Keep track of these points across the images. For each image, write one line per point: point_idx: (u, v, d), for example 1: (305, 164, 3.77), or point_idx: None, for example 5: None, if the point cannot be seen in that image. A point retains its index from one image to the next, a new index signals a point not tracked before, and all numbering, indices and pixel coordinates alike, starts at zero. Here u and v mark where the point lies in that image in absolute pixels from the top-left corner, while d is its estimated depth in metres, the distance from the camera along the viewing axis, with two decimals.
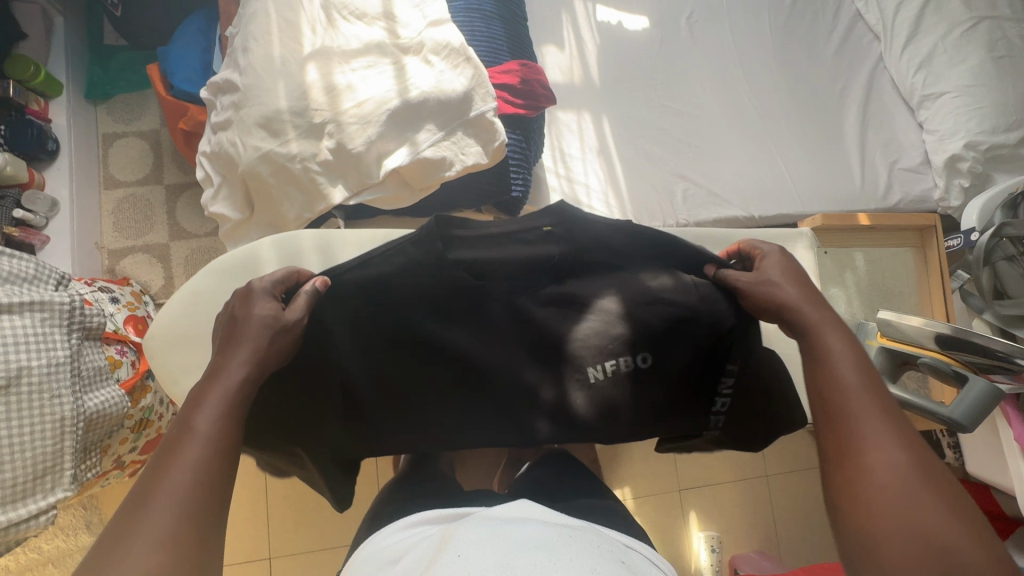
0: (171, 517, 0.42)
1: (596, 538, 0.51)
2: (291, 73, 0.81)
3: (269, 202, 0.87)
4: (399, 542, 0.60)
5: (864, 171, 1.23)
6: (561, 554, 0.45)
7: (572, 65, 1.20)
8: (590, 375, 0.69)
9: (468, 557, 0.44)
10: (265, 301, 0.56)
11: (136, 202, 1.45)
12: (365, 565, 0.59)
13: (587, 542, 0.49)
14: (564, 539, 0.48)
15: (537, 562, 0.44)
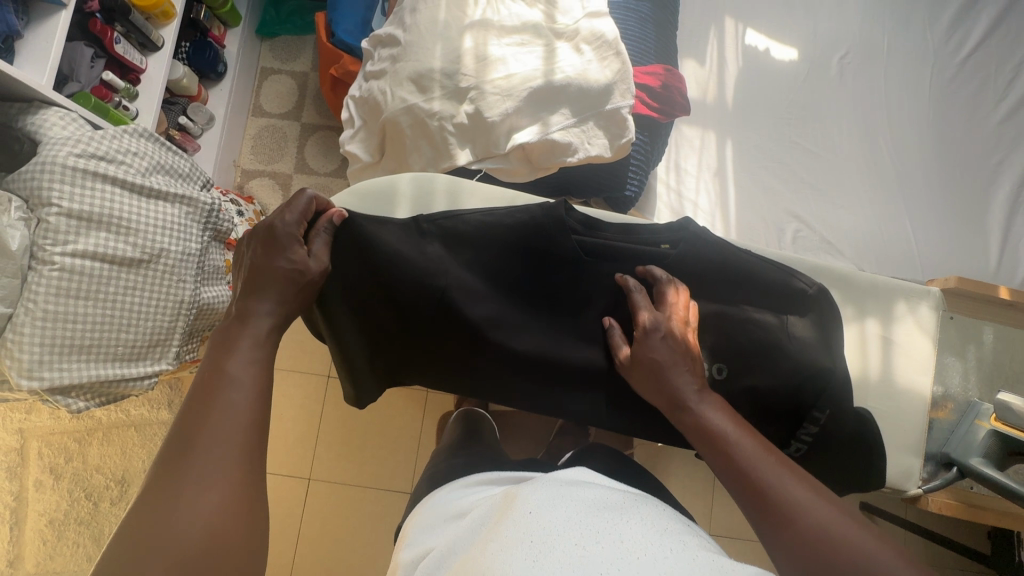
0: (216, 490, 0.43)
1: (666, 508, 0.52)
2: (450, 38, 0.87)
3: (400, 151, 0.94)
4: (463, 499, 0.64)
5: (1002, 254, 1.13)
6: (636, 515, 0.47)
7: (709, 82, 1.19)
8: None
9: (541, 509, 0.47)
10: (292, 248, 0.59)
11: (275, 132, 1.60)
12: (435, 513, 0.64)
13: (657, 511, 0.50)
14: (634, 505, 0.49)
15: (611, 520, 0.46)
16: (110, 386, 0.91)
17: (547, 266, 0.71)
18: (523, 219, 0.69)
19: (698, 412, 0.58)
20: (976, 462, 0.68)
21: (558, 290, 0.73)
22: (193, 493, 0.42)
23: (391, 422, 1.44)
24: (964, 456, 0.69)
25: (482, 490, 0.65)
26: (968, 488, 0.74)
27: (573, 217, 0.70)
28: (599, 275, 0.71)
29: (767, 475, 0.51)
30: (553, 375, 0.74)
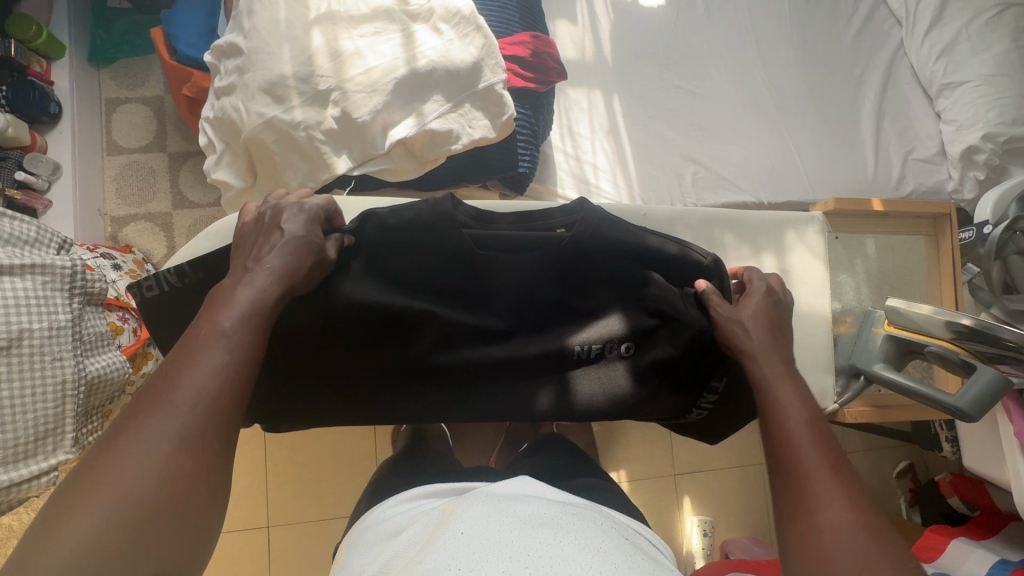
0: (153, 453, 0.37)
1: (605, 520, 0.54)
2: (296, 37, 0.79)
3: (272, 170, 0.85)
4: (400, 514, 0.61)
5: (877, 159, 1.21)
6: (566, 534, 0.47)
7: (585, 41, 1.17)
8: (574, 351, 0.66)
9: (474, 530, 0.47)
10: (302, 223, 0.54)
11: (139, 170, 1.43)
12: (367, 535, 0.60)
13: (597, 526, 0.51)
14: (577, 522, 0.50)
15: (548, 539, 0.46)
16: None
17: (441, 262, 0.64)
18: (405, 217, 0.63)
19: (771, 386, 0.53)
20: (879, 367, 0.66)
21: (456, 287, 0.65)
22: (129, 452, 0.37)
23: (340, 448, 1.37)
24: (868, 363, 0.68)
25: (421, 504, 0.63)
26: (877, 391, 0.79)
27: (463, 208, 0.65)
28: (497, 267, 0.65)
29: (815, 465, 0.46)
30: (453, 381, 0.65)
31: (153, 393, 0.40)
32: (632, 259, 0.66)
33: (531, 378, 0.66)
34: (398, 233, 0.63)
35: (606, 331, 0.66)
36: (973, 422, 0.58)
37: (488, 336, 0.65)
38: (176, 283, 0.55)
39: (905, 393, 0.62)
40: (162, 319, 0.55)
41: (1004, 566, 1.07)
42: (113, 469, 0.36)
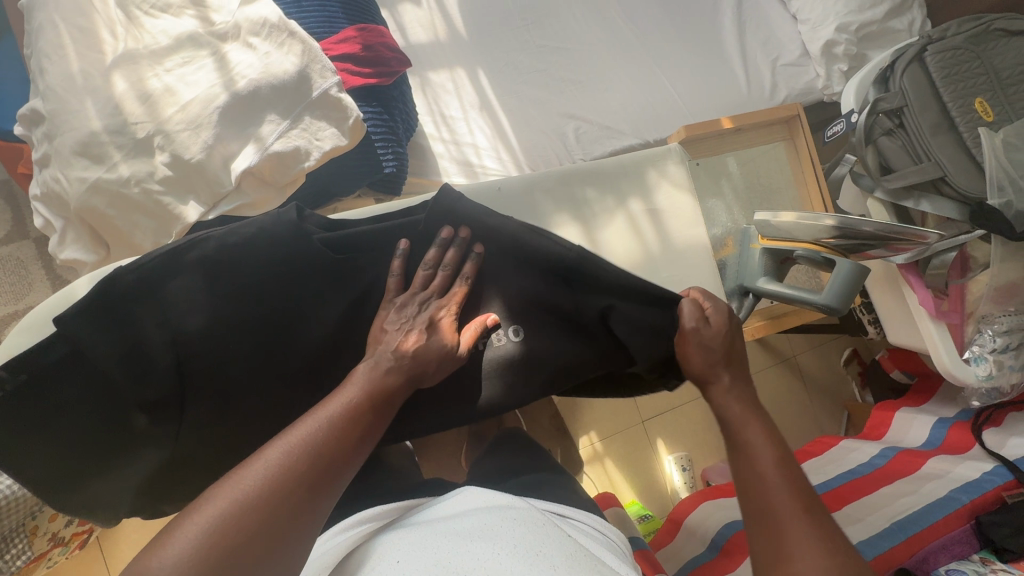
0: (221, 516, 0.37)
1: (536, 514, 0.51)
2: (98, 87, 0.72)
3: (119, 235, 0.78)
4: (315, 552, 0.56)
5: (748, 73, 1.22)
6: (505, 542, 0.44)
7: (434, 20, 1.12)
8: None
9: (404, 558, 0.43)
10: (442, 334, 0.56)
11: (4, 264, 1.31)
12: None
13: (531, 522, 0.49)
14: (513, 525, 0.47)
15: (483, 549, 0.43)
16: None
17: (296, 283, 0.56)
18: (242, 244, 0.54)
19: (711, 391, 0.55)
20: (763, 282, 0.65)
21: (316, 314, 0.57)
22: (203, 510, 0.37)
23: None
24: (752, 281, 0.67)
25: (338, 532, 0.58)
26: (769, 303, 0.80)
27: (311, 219, 0.58)
28: (360, 271, 0.58)
29: (759, 457, 0.49)
30: None
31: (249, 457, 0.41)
32: (505, 237, 0.62)
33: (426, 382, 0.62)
34: (236, 259, 0.54)
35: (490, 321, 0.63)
36: (841, 314, 0.60)
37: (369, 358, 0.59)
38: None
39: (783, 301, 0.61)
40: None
41: (943, 424, 1.11)
42: (191, 520, 0.36)
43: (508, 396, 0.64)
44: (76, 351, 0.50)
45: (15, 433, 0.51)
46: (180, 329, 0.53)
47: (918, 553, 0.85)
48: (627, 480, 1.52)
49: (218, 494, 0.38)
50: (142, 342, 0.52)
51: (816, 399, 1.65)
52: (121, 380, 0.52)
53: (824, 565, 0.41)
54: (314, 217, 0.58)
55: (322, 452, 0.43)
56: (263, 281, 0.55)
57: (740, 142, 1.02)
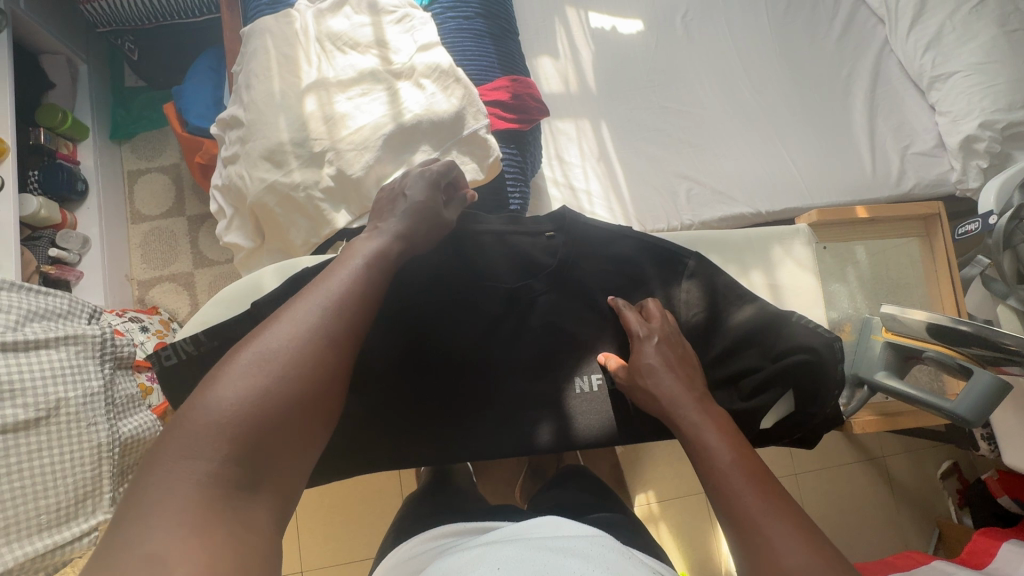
0: (191, 441, 0.40)
1: (613, 542, 0.54)
2: (291, 105, 0.85)
3: (277, 229, 0.89)
4: (425, 552, 0.64)
5: (874, 157, 1.20)
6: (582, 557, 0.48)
7: (568, 73, 1.21)
8: (576, 387, 0.66)
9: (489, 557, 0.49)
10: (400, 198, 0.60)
11: (161, 234, 1.52)
12: (400, 569, 0.64)
13: (614, 544, 0.53)
14: (595, 551, 0.50)
15: (569, 565, 0.47)
16: (49, 557, 0.94)
17: (440, 297, 0.64)
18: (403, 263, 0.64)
19: (696, 436, 0.54)
20: (882, 375, 0.67)
21: (452, 335, 0.65)
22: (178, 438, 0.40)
23: (366, 489, 1.36)
24: (870, 372, 0.69)
25: (444, 541, 0.66)
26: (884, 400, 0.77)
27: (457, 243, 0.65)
28: (495, 298, 0.65)
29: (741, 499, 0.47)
30: (459, 422, 0.64)
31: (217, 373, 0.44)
32: (625, 284, 0.68)
33: (543, 410, 0.65)
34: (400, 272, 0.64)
35: (607, 364, 0.67)
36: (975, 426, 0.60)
37: (501, 376, 0.65)
38: (191, 351, 0.62)
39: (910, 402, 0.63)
40: (179, 383, 0.62)
41: None
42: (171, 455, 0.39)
43: (621, 431, 0.65)
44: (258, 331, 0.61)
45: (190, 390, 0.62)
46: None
47: None
48: (679, 551, 1.45)
49: (209, 408, 0.41)
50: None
51: (903, 509, 1.52)
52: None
53: None
54: (465, 248, 0.65)
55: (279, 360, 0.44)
56: (418, 292, 0.63)
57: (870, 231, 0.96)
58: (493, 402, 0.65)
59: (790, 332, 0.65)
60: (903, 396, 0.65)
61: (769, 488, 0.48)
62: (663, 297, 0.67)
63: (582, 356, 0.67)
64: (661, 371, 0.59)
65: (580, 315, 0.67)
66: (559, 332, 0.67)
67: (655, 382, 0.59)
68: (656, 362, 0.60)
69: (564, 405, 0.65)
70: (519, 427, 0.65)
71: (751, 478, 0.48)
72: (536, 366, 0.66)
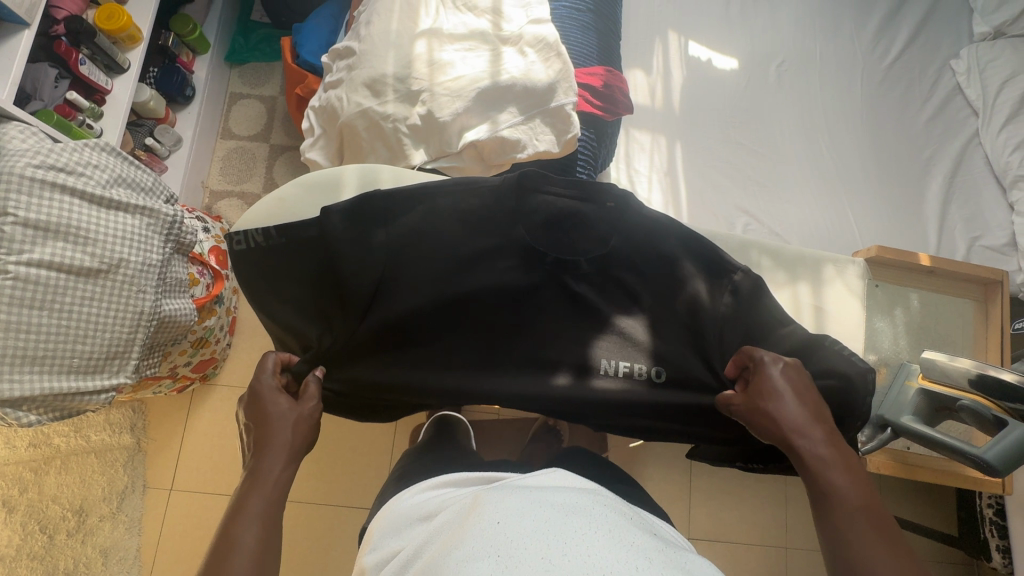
0: None
1: (611, 500, 0.56)
2: (402, 45, 0.92)
3: (358, 154, 0.96)
4: (426, 501, 0.66)
5: (940, 241, 1.19)
6: (586, 518, 0.50)
7: (655, 90, 1.25)
8: (602, 353, 0.71)
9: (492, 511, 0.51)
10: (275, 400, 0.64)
11: (243, 154, 1.63)
12: (398, 517, 0.66)
13: (610, 501, 0.55)
14: (594, 510, 0.52)
15: (575, 525, 0.48)
16: (67, 400, 0.96)
17: (498, 237, 0.71)
18: (478, 199, 0.70)
19: (820, 470, 0.58)
20: (908, 419, 0.68)
21: (496, 273, 0.71)
22: None
23: (360, 436, 1.39)
24: (896, 415, 0.69)
25: (444, 492, 0.68)
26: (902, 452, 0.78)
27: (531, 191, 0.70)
28: (545, 249, 0.71)
29: (860, 545, 0.53)
30: (486, 353, 0.71)
31: (220, 556, 0.52)
32: (670, 267, 0.71)
33: (564, 363, 0.71)
34: (474, 204, 0.70)
35: (636, 340, 0.72)
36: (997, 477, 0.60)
37: (532, 326, 0.72)
38: (264, 237, 0.69)
39: (936, 445, 0.63)
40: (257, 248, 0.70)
41: None
42: None
43: (633, 401, 0.69)
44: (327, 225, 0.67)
45: (262, 258, 0.70)
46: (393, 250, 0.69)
47: None
48: None
49: None
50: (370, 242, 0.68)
51: None
52: (346, 263, 0.67)
53: None
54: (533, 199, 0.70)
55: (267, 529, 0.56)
56: (482, 228, 0.71)
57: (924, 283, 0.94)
58: (520, 345, 0.71)
59: (817, 356, 0.67)
60: (927, 441, 0.65)
61: (890, 534, 0.53)
62: (699, 293, 0.71)
63: (610, 331, 0.72)
64: (789, 396, 0.61)
65: (615, 293, 0.73)
66: (593, 300, 0.72)
67: (779, 407, 0.61)
68: (781, 388, 0.62)
69: (586, 363, 0.70)
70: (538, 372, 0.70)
71: (875, 525, 0.54)
72: (567, 324, 0.72)
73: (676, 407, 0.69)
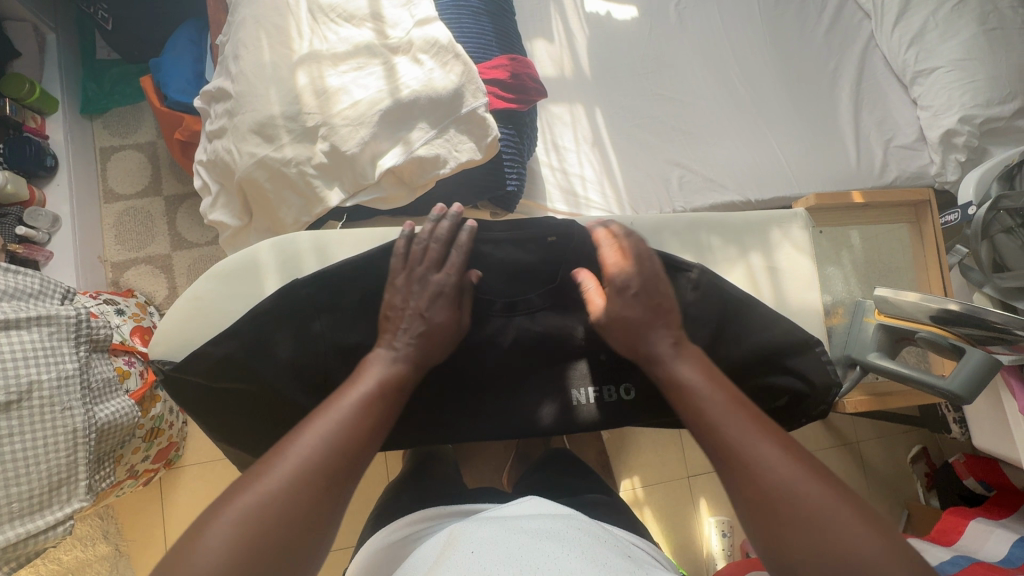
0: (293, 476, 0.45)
1: (586, 523, 0.55)
2: (282, 78, 0.82)
3: (267, 207, 0.87)
4: (406, 540, 0.64)
5: (859, 150, 1.22)
6: (570, 545, 0.49)
7: (563, 57, 1.20)
8: (580, 382, 0.71)
9: (466, 551, 0.49)
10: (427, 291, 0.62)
11: (137, 214, 1.46)
12: (377, 557, 0.63)
13: (585, 523, 0.55)
14: (573, 534, 0.52)
15: (547, 551, 0.48)
16: (18, 546, 0.85)
17: None
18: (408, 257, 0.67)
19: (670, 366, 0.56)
20: (874, 357, 0.73)
21: None
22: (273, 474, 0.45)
23: None
24: (863, 353, 0.75)
25: (426, 527, 0.66)
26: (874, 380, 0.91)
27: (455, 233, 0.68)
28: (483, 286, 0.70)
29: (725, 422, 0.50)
30: (457, 411, 0.68)
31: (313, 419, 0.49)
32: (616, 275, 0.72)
33: (542, 399, 0.70)
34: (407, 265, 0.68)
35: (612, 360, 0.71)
36: (965, 403, 0.65)
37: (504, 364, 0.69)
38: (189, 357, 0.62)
39: (904, 380, 0.68)
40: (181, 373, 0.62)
41: None
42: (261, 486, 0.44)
43: (624, 411, 0.70)
44: (258, 339, 0.62)
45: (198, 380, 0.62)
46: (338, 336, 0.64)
47: None
48: (662, 534, 1.45)
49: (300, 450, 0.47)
50: (310, 335, 0.63)
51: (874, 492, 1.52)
52: (281, 381, 0.62)
53: (847, 524, 0.42)
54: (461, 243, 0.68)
55: (366, 427, 0.50)
56: None
57: (862, 218, 1.03)
58: (491, 392, 0.69)
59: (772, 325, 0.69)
60: (895, 376, 0.70)
61: (768, 432, 0.49)
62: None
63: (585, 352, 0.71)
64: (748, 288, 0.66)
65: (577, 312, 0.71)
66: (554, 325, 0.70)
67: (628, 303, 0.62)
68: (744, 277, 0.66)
69: (563, 391, 0.71)
70: (514, 413, 0.69)
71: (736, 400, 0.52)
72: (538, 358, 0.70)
73: (660, 408, 0.71)
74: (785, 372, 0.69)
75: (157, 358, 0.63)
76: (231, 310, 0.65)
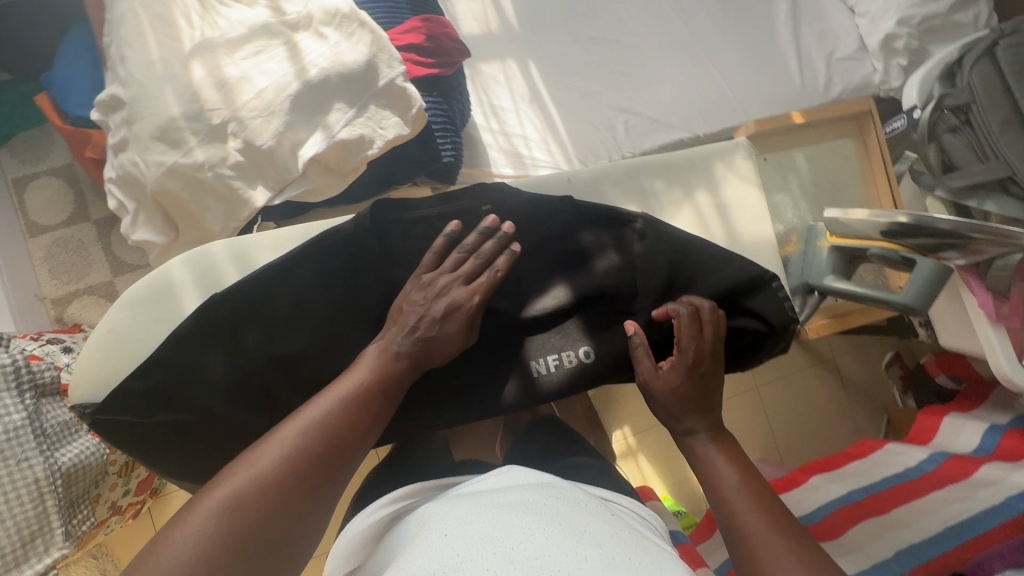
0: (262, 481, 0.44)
1: (575, 495, 0.53)
2: (176, 74, 0.75)
3: (189, 218, 0.81)
4: (390, 525, 0.60)
5: (802, 68, 1.19)
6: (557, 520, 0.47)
7: (487, 11, 1.13)
8: (538, 353, 0.68)
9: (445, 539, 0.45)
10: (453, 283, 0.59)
11: (68, 244, 1.37)
12: (357, 547, 0.60)
13: (576, 495, 0.53)
14: (562, 509, 0.49)
15: (530, 530, 0.45)
16: None
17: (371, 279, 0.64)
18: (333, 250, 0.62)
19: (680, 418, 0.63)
20: (831, 280, 0.73)
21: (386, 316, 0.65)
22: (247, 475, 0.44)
23: None
24: (820, 278, 0.74)
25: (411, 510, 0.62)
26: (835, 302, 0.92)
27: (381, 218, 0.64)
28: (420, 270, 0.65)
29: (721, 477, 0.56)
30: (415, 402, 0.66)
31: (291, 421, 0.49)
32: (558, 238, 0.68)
33: (501, 378, 0.67)
34: (333, 258, 0.63)
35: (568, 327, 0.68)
36: (921, 314, 0.65)
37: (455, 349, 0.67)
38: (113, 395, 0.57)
39: (861, 300, 0.68)
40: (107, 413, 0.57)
41: (995, 432, 1.07)
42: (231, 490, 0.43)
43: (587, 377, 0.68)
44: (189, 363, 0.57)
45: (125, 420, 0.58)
46: (277, 347, 0.61)
47: (972, 559, 0.83)
48: (658, 477, 1.48)
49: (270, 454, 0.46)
50: (249, 350, 0.60)
51: (854, 403, 1.57)
52: (228, 403, 0.59)
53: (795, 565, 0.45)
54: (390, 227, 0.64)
55: (343, 431, 0.50)
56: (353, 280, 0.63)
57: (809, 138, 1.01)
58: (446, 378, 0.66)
59: (723, 266, 0.67)
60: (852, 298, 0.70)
61: (755, 485, 0.54)
62: (605, 262, 0.68)
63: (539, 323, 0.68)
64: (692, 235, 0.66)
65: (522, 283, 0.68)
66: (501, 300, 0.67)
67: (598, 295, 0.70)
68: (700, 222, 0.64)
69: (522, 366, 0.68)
70: (474, 395, 0.67)
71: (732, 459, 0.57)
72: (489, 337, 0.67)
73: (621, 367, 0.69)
74: (742, 311, 0.68)
75: (76, 402, 0.58)
76: (150, 338, 0.60)
